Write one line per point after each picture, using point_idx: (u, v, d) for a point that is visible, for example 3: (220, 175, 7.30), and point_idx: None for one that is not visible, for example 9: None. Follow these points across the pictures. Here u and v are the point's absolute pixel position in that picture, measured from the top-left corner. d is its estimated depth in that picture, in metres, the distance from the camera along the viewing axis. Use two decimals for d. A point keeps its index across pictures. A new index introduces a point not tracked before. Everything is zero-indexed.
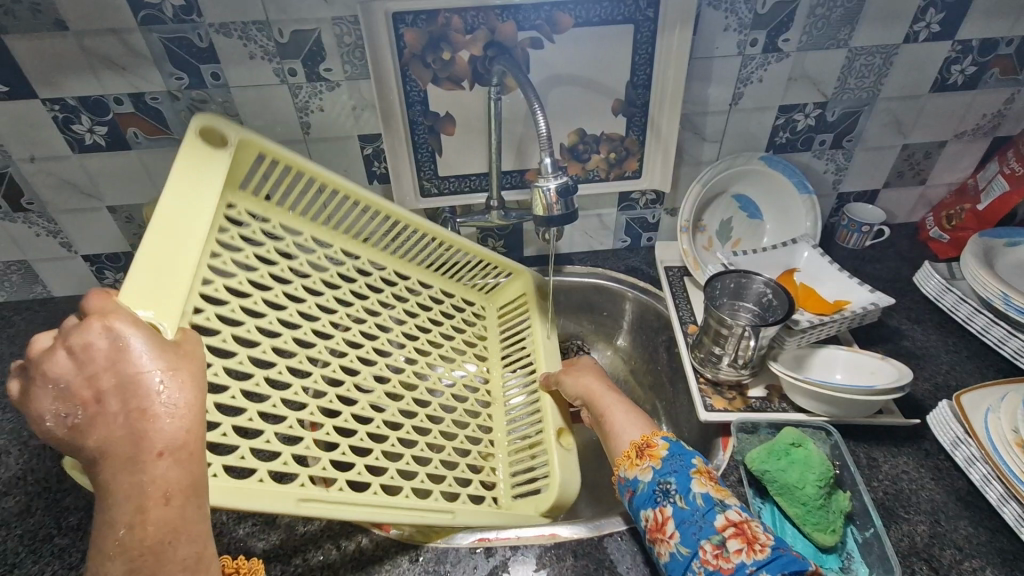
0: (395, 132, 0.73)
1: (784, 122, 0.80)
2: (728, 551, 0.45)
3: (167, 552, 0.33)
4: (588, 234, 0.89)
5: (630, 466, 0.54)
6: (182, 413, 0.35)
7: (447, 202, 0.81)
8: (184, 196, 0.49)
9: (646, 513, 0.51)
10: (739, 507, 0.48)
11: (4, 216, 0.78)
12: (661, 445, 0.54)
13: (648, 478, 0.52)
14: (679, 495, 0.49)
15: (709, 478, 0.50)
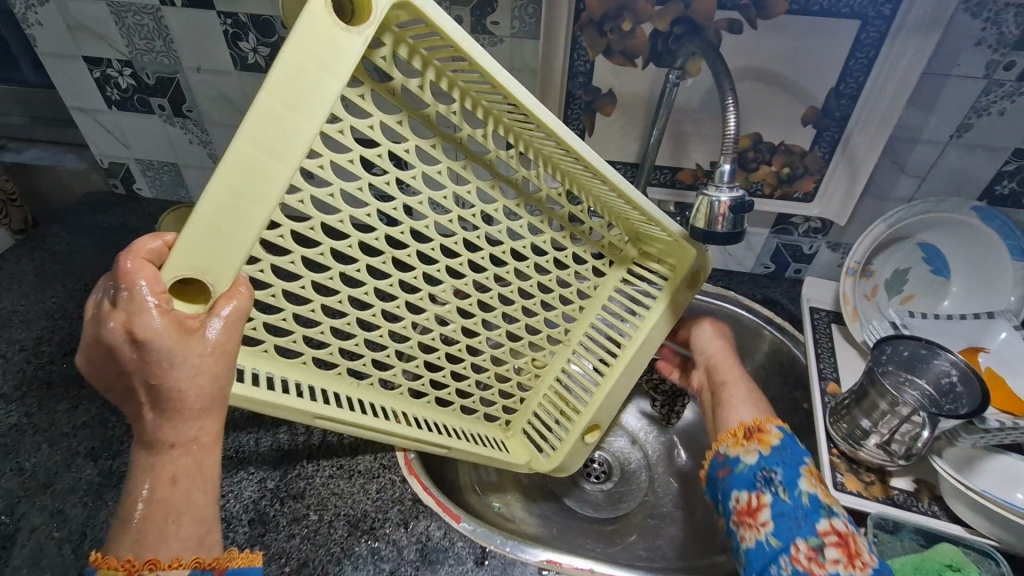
0: (549, 102, 0.67)
1: (1015, 170, 0.65)
2: (824, 557, 0.42)
3: (171, 530, 0.31)
4: (729, 252, 0.80)
5: (734, 443, 0.51)
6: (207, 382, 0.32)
7: None
8: (290, 111, 0.31)
9: (738, 494, 0.49)
10: (847, 518, 0.45)
11: (165, 118, 0.81)
12: (774, 434, 0.50)
13: (751, 459, 0.49)
14: (783, 486, 0.46)
15: (817, 479, 0.47)
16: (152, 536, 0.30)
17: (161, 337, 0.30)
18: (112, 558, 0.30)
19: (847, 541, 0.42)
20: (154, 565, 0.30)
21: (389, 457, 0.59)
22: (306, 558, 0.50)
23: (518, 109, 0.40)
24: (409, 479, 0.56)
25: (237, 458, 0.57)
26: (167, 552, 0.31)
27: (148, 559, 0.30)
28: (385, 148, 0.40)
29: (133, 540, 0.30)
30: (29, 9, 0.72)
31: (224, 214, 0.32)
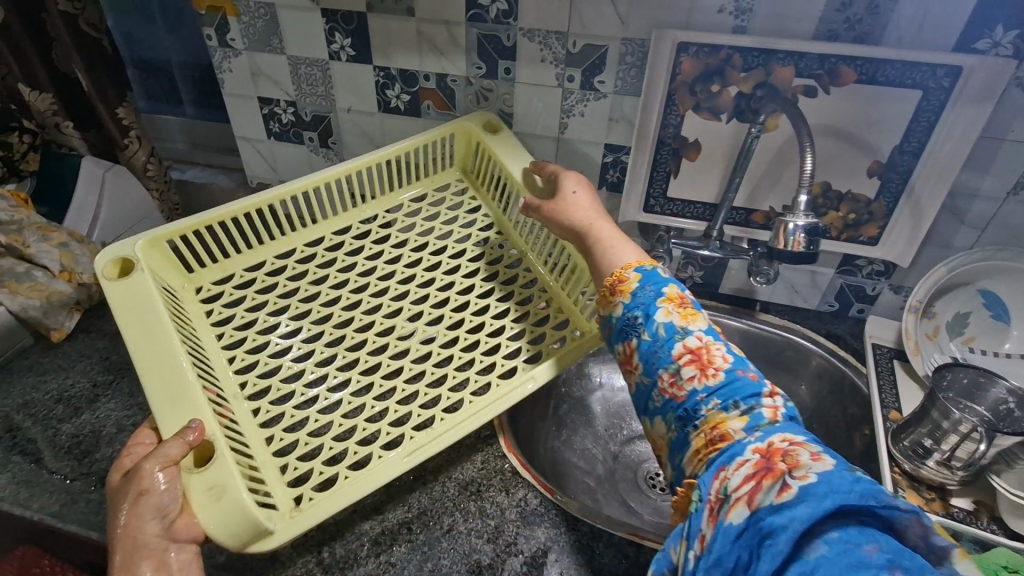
0: (643, 147, 0.79)
1: None
2: (683, 380, 0.48)
3: None
4: (795, 288, 0.88)
5: (604, 303, 0.57)
6: (166, 481, 0.49)
7: (664, 221, 0.85)
8: (161, 369, 0.56)
9: (619, 348, 0.55)
10: (703, 333, 0.50)
11: (312, 149, 0.98)
12: (631, 279, 0.56)
13: (621, 314, 0.55)
14: (643, 329, 0.52)
15: (676, 306, 0.52)
16: None
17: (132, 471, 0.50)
18: None
19: (772, 462, 0.39)
20: None
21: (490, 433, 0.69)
22: (425, 509, 0.61)
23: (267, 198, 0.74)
24: (507, 454, 0.66)
25: None
26: None
27: None
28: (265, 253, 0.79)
29: None
30: (225, 58, 0.90)
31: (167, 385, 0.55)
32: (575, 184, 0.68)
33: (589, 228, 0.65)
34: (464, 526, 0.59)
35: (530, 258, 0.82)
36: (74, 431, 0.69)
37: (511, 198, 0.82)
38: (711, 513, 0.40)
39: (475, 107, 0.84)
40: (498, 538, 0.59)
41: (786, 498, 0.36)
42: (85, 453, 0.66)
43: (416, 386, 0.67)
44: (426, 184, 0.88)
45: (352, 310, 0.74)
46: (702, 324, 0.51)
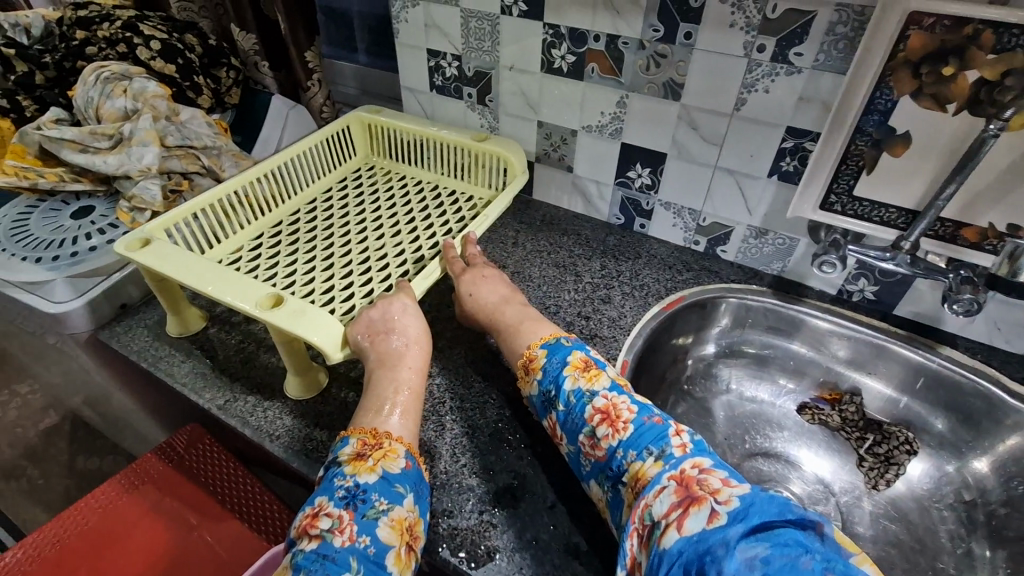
0: (835, 136, 0.68)
1: None
2: (599, 439, 0.54)
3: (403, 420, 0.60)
4: (998, 324, 0.73)
5: (524, 383, 0.64)
6: (416, 329, 0.67)
7: (841, 223, 0.74)
8: (211, 283, 0.66)
9: (546, 423, 0.61)
10: (607, 390, 0.57)
11: (469, 105, 0.99)
12: (539, 356, 0.63)
13: (537, 389, 0.62)
14: (558, 403, 0.59)
15: (580, 371, 0.60)
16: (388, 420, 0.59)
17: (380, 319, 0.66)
18: (361, 428, 0.58)
19: (690, 490, 0.45)
20: (388, 434, 0.57)
21: None
22: (530, 479, 0.61)
23: (249, 179, 0.86)
24: None
25: (485, 383, 0.71)
26: (391, 430, 0.58)
27: (382, 430, 0.57)
28: (253, 219, 0.88)
29: (374, 418, 0.59)
30: (403, 8, 0.93)
31: (221, 285, 0.66)
32: (493, 275, 0.76)
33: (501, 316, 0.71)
34: (569, 507, 0.59)
35: (476, 191, 0.97)
36: (241, 338, 0.79)
37: (405, 142, 1.01)
38: (642, 538, 0.46)
39: (642, 74, 0.78)
40: (600, 528, 0.58)
41: (716, 523, 0.42)
42: (248, 359, 0.76)
43: (399, 261, 0.81)
44: (343, 172, 1.03)
45: (337, 238, 0.87)
46: (605, 379, 0.58)
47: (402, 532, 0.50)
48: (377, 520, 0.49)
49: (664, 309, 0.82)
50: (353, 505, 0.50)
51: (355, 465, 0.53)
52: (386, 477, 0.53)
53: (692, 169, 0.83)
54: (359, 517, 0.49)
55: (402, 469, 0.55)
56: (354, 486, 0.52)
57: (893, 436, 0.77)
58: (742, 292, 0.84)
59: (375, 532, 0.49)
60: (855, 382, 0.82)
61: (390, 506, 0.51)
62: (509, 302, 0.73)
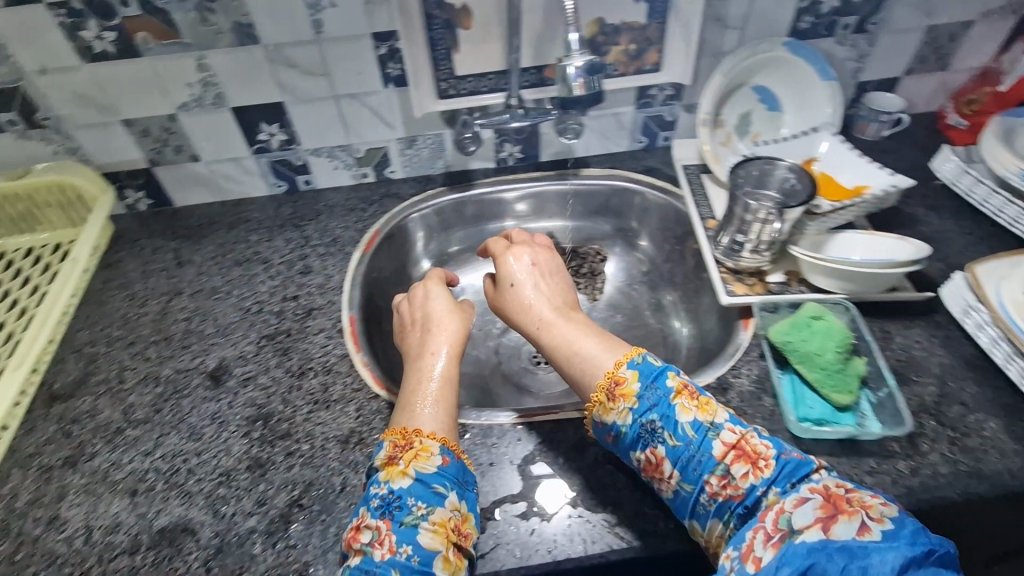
0: (411, 28, 0.72)
1: (809, 6, 0.77)
2: (735, 478, 0.46)
3: (414, 411, 0.54)
4: (605, 135, 0.89)
5: (605, 410, 0.52)
6: (446, 346, 0.60)
7: (463, 103, 0.79)
8: None
9: (636, 455, 0.51)
10: (731, 423, 0.49)
11: (17, 134, 0.76)
12: (628, 376, 0.52)
13: (628, 420, 0.51)
14: (666, 430, 0.49)
15: (689, 398, 0.50)
16: (409, 415, 0.54)
17: (430, 327, 0.63)
18: (395, 429, 0.53)
19: (840, 504, 0.41)
20: (418, 432, 0.52)
21: (358, 380, 0.64)
22: (311, 480, 0.56)
23: None
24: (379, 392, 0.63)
25: (217, 421, 0.61)
26: (422, 425, 0.53)
27: (413, 428, 0.53)
28: None
29: (402, 416, 0.54)
30: None
31: None
32: (519, 263, 0.65)
33: (534, 313, 0.61)
34: (359, 478, 0.56)
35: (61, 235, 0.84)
36: None
37: None
38: (771, 542, 0.41)
39: (202, 27, 0.69)
40: None
41: (871, 538, 0.38)
42: None
43: None
44: None
45: None
46: (721, 411, 0.50)
47: (446, 535, 0.47)
48: (418, 525, 0.46)
49: (366, 251, 0.80)
50: (390, 512, 0.47)
51: (388, 471, 0.49)
52: (422, 478, 0.49)
53: (315, 107, 0.79)
54: (398, 526, 0.46)
55: (441, 466, 0.50)
56: (389, 493, 0.48)
57: (588, 254, 0.93)
58: (424, 201, 0.88)
59: (417, 539, 0.46)
60: (545, 229, 0.94)
61: (430, 509, 0.47)
62: (562, 303, 0.62)
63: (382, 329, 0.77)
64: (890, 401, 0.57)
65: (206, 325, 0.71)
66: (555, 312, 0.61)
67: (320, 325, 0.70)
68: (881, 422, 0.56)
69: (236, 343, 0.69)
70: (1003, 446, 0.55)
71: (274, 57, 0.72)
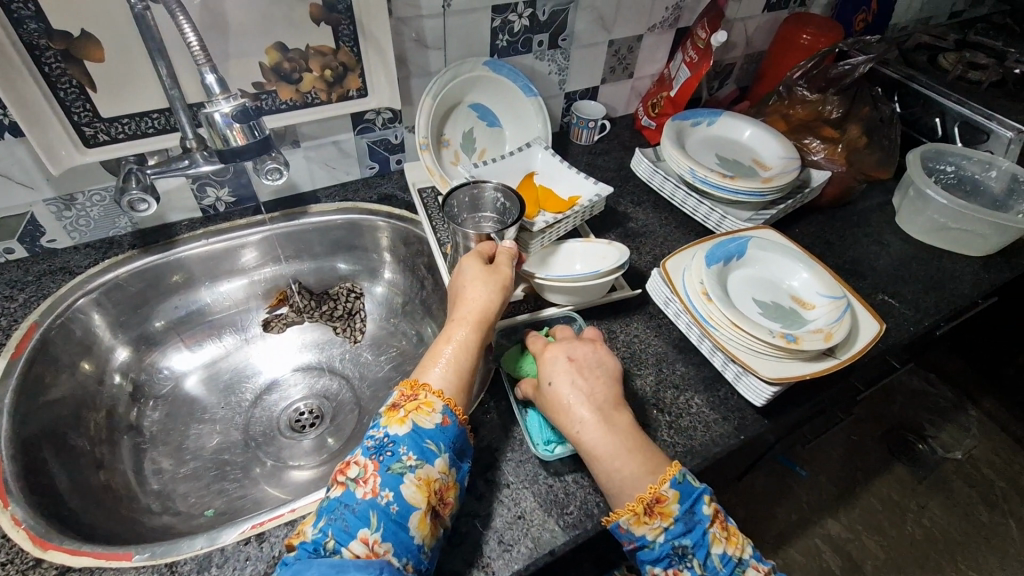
0: (4, 64, 0.53)
1: (501, 24, 0.79)
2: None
3: (428, 370, 0.52)
4: (329, 165, 0.81)
5: (637, 522, 0.48)
6: (479, 298, 0.57)
7: (125, 150, 0.63)
8: None
9: (653, 568, 0.49)
10: (755, 558, 0.50)
11: None
12: (670, 499, 0.48)
13: (661, 539, 0.48)
14: (696, 558, 0.48)
15: (725, 531, 0.49)
16: (424, 374, 0.52)
17: (468, 282, 0.59)
18: (413, 382, 0.51)
19: None
20: (430, 389, 0.50)
21: (7, 549, 0.47)
22: None
23: None
24: (42, 555, 0.47)
25: None
26: (438, 382, 0.51)
27: (428, 381, 0.51)
28: None
29: (420, 372, 0.52)
30: None
31: None
32: (557, 361, 0.56)
33: (570, 415, 0.53)
34: None
35: None
36: None
37: None
38: None
39: None
40: None
41: None
42: None
43: None
44: None
45: None
46: (745, 543, 0.50)
47: (429, 491, 0.45)
48: (403, 475, 0.45)
49: (16, 356, 0.60)
50: (381, 455, 0.46)
51: (389, 416, 0.48)
52: (418, 431, 0.47)
53: None
54: (384, 471, 0.45)
55: (440, 425, 0.48)
56: (384, 437, 0.47)
57: (340, 295, 0.84)
58: (107, 270, 0.70)
59: (400, 488, 0.45)
60: (284, 276, 0.83)
61: (420, 462, 0.46)
62: (606, 401, 0.54)
63: (58, 454, 0.59)
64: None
65: None
66: (596, 414, 0.53)
67: None
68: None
69: None
70: (707, 417, 0.62)
71: None
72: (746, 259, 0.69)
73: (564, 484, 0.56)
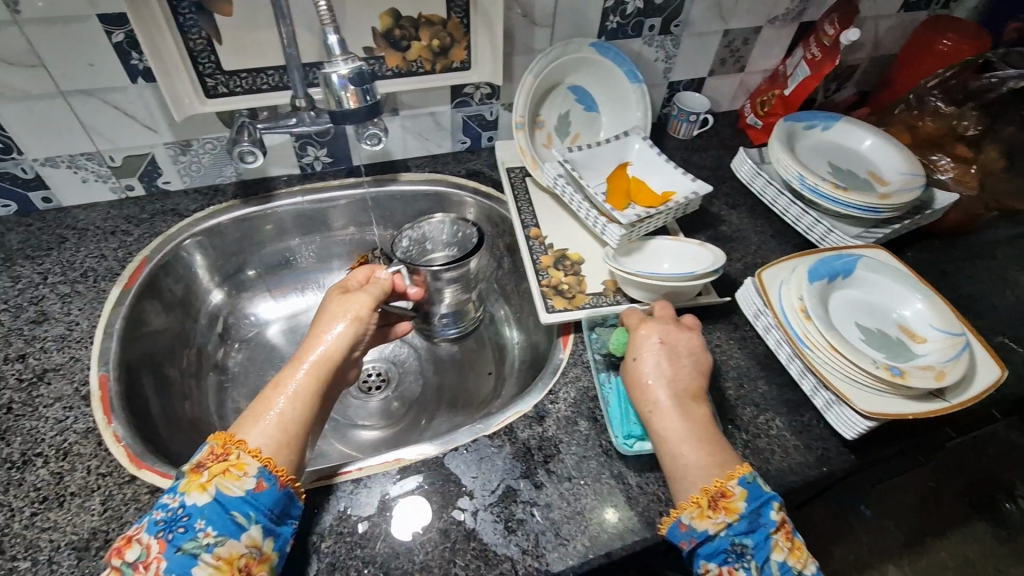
0: (145, 10, 0.56)
1: (614, 5, 0.75)
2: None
3: (256, 421, 0.46)
4: (423, 136, 0.82)
5: (699, 515, 0.46)
6: (337, 334, 0.53)
7: (239, 103, 0.66)
8: None
9: (707, 565, 0.45)
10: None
11: None
12: (738, 496, 0.45)
13: (721, 534, 0.45)
14: (756, 561, 0.44)
15: (790, 539, 0.45)
16: (239, 428, 0.46)
17: (324, 317, 0.54)
18: (224, 434, 0.45)
19: None
20: (243, 446, 0.44)
21: (107, 462, 0.51)
22: None
23: None
24: (138, 473, 0.51)
25: None
26: None
27: (242, 435, 0.45)
28: None
29: (239, 425, 0.46)
30: None
31: None
32: (646, 339, 0.55)
33: (647, 393, 0.52)
34: None
35: None
36: None
37: None
38: None
39: None
40: None
41: None
42: None
43: None
44: None
45: None
46: (810, 562, 0.46)
47: (241, 563, 0.40)
48: (196, 557, 0.39)
49: (128, 286, 0.65)
50: (170, 532, 0.40)
51: (187, 481, 0.42)
52: (220, 500, 0.42)
53: (33, 105, 0.62)
54: (172, 552, 0.39)
55: (251, 492, 0.43)
56: (179, 509, 0.41)
57: None
58: (211, 216, 0.74)
59: (190, 573, 0.39)
60: (368, 240, 0.85)
61: (220, 539, 0.40)
62: (686, 390, 0.52)
63: (154, 381, 0.63)
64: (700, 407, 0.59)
65: None
66: (673, 400, 0.51)
67: (56, 392, 0.55)
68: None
69: None
70: (786, 443, 0.58)
71: None
72: (853, 279, 0.63)
73: (627, 487, 0.54)
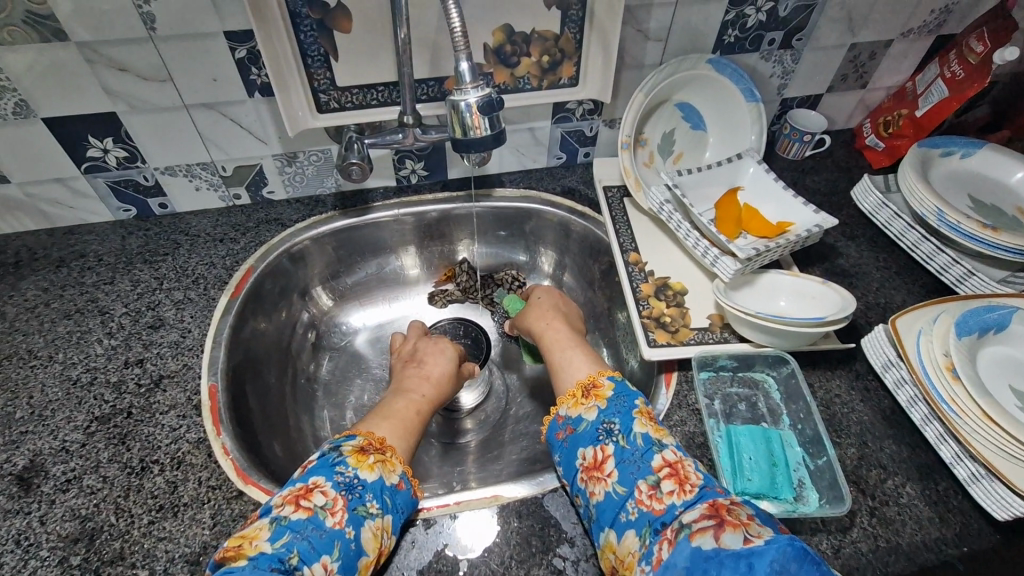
0: (271, 28, 0.57)
1: (734, 18, 0.70)
2: (662, 492, 0.45)
3: (393, 429, 0.54)
4: (520, 151, 0.80)
5: (574, 404, 0.54)
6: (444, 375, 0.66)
7: (348, 118, 0.66)
8: None
9: (584, 451, 0.50)
10: (676, 449, 0.49)
11: None
12: (607, 386, 0.54)
13: (596, 415, 0.52)
14: (621, 434, 0.50)
15: (649, 419, 0.51)
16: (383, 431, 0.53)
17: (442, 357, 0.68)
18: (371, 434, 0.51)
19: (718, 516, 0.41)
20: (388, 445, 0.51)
21: (216, 474, 0.52)
22: None
23: None
24: (245, 489, 0.51)
25: (23, 548, 0.47)
26: None
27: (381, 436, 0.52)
28: None
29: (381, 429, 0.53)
30: None
31: None
32: None
33: None
34: None
35: None
36: None
37: None
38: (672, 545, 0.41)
39: None
40: None
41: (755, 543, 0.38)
42: None
43: None
44: None
45: None
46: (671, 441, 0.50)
47: (384, 541, 0.45)
48: (366, 519, 0.44)
49: (235, 296, 0.66)
50: (349, 493, 0.45)
51: (359, 458, 0.47)
52: (382, 483, 0.47)
53: (160, 117, 0.64)
54: (351, 509, 0.44)
55: (393, 486, 0.48)
56: (352, 478, 0.46)
57: (505, 281, 0.84)
58: (310, 227, 0.74)
59: (361, 530, 0.44)
60: (456, 253, 0.84)
61: (381, 514, 0.45)
62: None
63: (255, 389, 0.65)
64: (828, 471, 0.54)
65: (15, 407, 0.56)
66: None
67: (171, 400, 0.57)
68: (819, 494, 0.53)
69: (55, 430, 0.54)
70: (920, 514, 0.52)
71: (92, 58, 0.56)
72: (1006, 334, 0.56)
73: None
